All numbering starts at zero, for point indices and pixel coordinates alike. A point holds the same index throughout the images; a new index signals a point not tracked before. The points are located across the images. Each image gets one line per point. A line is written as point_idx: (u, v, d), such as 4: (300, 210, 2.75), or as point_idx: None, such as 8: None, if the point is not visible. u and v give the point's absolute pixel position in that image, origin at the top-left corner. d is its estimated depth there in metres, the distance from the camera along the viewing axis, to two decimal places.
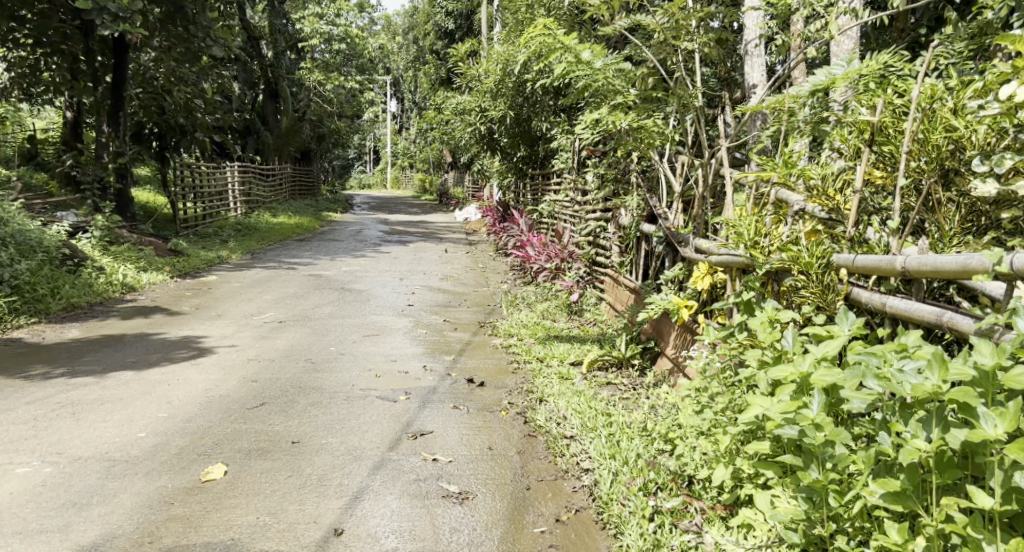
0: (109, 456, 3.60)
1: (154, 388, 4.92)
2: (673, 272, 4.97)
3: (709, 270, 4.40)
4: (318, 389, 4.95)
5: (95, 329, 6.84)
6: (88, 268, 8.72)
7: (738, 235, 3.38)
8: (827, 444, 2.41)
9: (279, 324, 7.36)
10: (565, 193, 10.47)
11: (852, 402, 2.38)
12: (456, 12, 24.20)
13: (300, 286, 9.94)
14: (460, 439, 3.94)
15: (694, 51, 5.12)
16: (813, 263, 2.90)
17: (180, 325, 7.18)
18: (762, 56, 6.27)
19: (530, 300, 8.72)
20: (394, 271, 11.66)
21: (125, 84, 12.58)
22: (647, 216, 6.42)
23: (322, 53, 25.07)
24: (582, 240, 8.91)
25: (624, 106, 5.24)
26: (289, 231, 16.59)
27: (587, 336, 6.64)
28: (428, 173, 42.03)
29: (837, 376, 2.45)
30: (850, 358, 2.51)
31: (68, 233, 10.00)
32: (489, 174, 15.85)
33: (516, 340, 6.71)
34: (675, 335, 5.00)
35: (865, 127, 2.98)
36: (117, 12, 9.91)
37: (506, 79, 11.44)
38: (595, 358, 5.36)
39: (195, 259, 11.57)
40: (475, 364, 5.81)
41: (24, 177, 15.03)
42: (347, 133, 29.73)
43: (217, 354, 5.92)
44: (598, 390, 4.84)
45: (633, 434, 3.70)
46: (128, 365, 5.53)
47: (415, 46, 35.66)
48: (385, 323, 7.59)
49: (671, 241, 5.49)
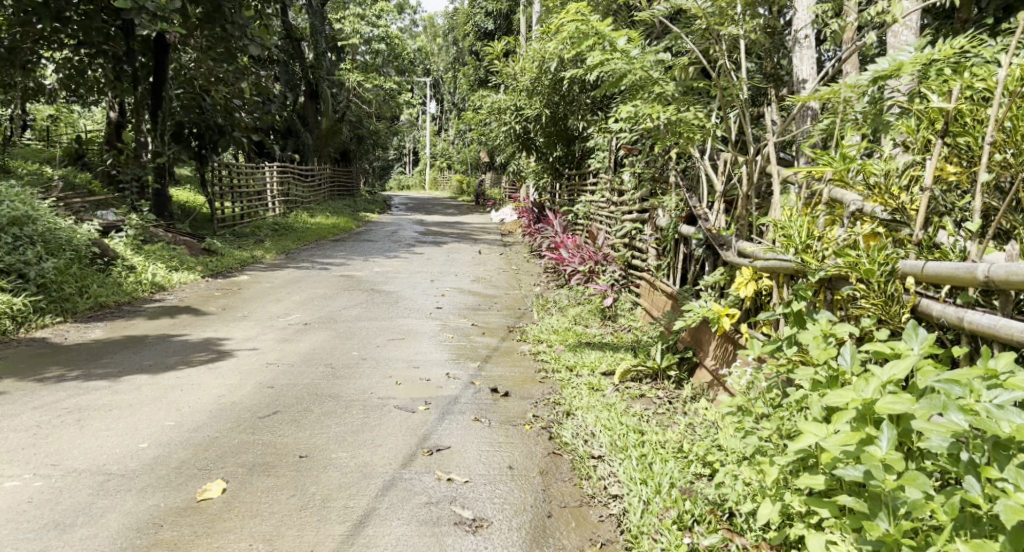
0: (104, 468, 3.40)
1: (166, 393, 4.71)
2: (712, 278, 4.64)
3: (754, 275, 4.06)
4: (334, 397, 4.70)
5: (119, 330, 6.69)
6: (118, 267, 8.61)
7: (788, 237, 3.02)
8: (894, 486, 2.08)
9: (304, 326, 7.14)
10: (600, 193, 10.16)
11: (930, 438, 2.05)
12: (496, 12, 24.03)
13: (330, 287, 9.75)
14: (479, 457, 3.66)
15: (740, 40, 4.79)
16: (874, 270, 2.55)
17: (204, 326, 7.00)
18: (811, 48, 5.93)
19: (562, 303, 8.43)
20: (426, 272, 11.45)
21: (164, 85, 12.54)
22: (686, 218, 6.09)
23: (364, 55, 25.31)
24: (618, 241, 8.59)
25: (662, 99, 4.93)
26: (324, 232, 16.49)
27: (621, 344, 6.31)
28: (466, 174, 42.02)
29: (908, 405, 2.12)
30: (925, 384, 2.17)
31: (101, 231, 9.93)
32: (525, 174, 15.60)
33: (545, 346, 6.41)
34: (716, 345, 4.68)
35: (938, 117, 2.64)
36: (156, 11, 9.81)
37: (543, 77, 11.16)
38: (628, 368, 5.06)
39: (228, 259, 11.46)
40: (501, 372, 5.53)
41: (67, 177, 15.13)
42: (386, 133, 29.76)
43: (236, 358, 5.71)
44: (630, 403, 4.54)
45: (668, 455, 3.41)
46: (144, 368, 5.34)
47: (455, 46, 35.62)
48: (412, 326, 7.35)
49: (711, 244, 5.14)
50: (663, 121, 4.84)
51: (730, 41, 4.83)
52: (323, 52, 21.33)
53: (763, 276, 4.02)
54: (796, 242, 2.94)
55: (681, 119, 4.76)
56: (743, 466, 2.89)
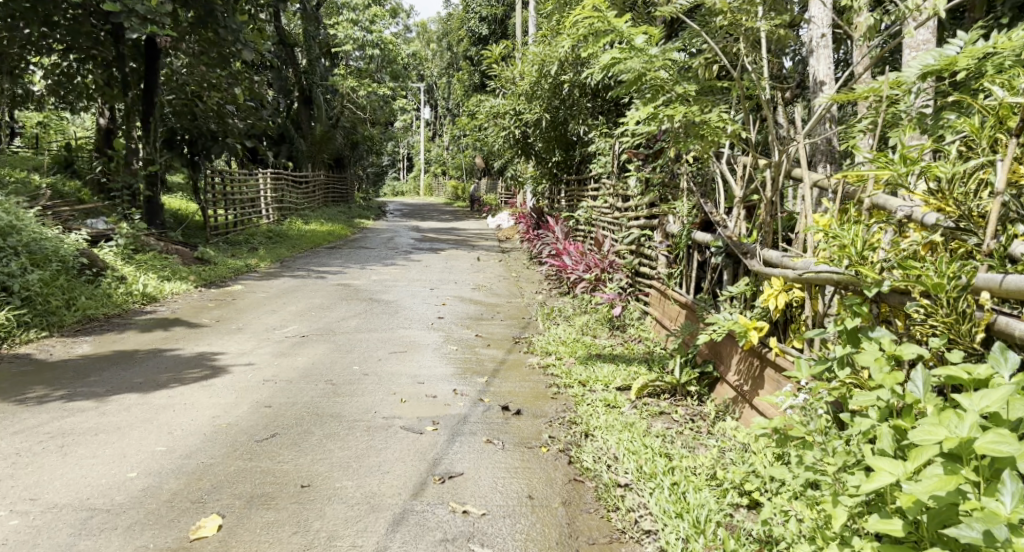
0: (89, 503, 3.12)
1: (157, 414, 4.42)
2: (736, 289, 4.41)
3: (784, 285, 3.81)
4: (336, 417, 4.44)
5: (107, 345, 6.38)
6: (108, 278, 8.31)
7: (840, 246, 2.79)
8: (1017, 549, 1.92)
9: (302, 339, 6.86)
10: (604, 199, 9.93)
11: None
12: (490, 17, 23.85)
13: (327, 297, 9.47)
14: (495, 485, 3.41)
15: (762, 37, 4.55)
16: (944, 285, 2.36)
17: (197, 340, 6.71)
18: (829, 48, 5.57)
19: (567, 312, 8.17)
20: (424, 280, 11.18)
21: (156, 91, 12.28)
22: (700, 224, 5.86)
23: (358, 61, 25.05)
24: (623, 248, 8.35)
25: (680, 100, 4.69)
26: (320, 239, 16.21)
27: (633, 356, 6.07)
28: (461, 180, 41.80)
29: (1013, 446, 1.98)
30: None
31: (90, 241, 9.63)
32: (523, 179, 15.37)
33: (554, 359, 6.13)
34: (740, 360, 4.45)
35: (1007, 114, 2.45)
36: (146, 14, 9.54)
37: (542, 80, 10.96)
38: (646, 384, 4.82)
39: (222, 267, 11.17)
40: (510, 388, 5.25)
41: (57, 185, 14.82)
42: (379, 139, 29.53)
43: (230, 374, 5.41)
44: (651, 423, 4.32)
45: (701, 483, 3.21)
46: (133, 386, 5.04)
47: (449, 52, 35.43)
48: (414, 338, 7.09)
49: (732, 252, 4.90)
50: (683, 123, 4.59)
51: (751, 36, 4.59)
52: (318, 58, 21.08)
53: (794, 287, 3.79)
54: (852, 254, 2.71)
55: (702, 121, 4.50)
56: (792, 501, 2.76)
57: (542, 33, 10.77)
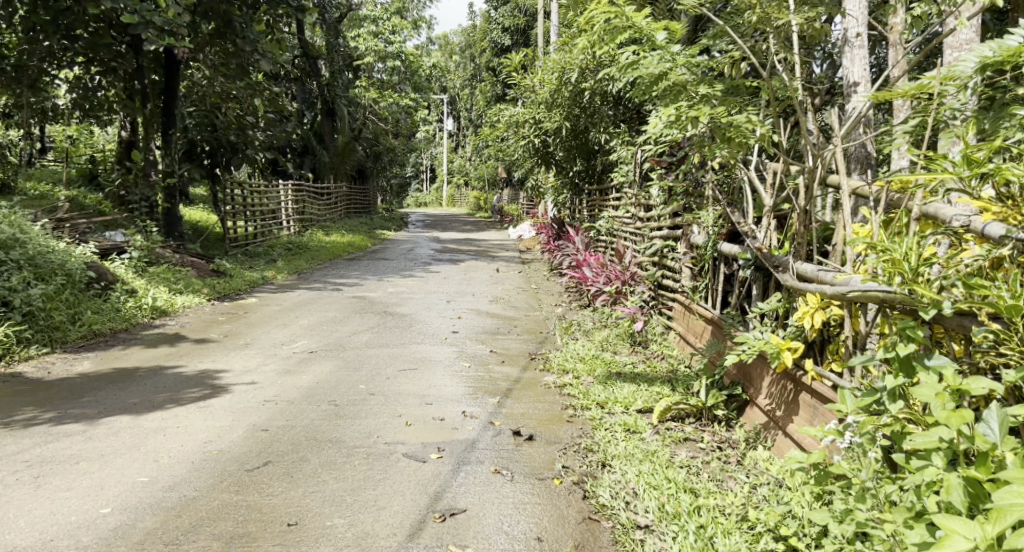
0: (53, 547, 2.97)
1: (148, 439, 4.13)
2: (768, 306, 4.11)
3: (821, 303, 3.57)
4: (337, 442, 4.16)
5: (108, 362, 6.13)
6: (116, 292, 8.09)
7: (891, 261, 2.49)
8: None
9: (310, 355, 6.59)
10: (625, 209, 9.61)
11: None
12: (513, 28, 23.70)
13: (340, 310, 9.21)
14: (500, 524, 3.17)
15: (795, 33, 4.25)
16: (1019, 306, 2.11)
17: (202, 356, 6.45)
18: (864, 48, 5.20)
19: (587, 326, 7.85)
20: (442, 292, 10.90)
21: (175, 103, 12.18)
22: (727, 235, 5.54)
23: (381, 73, 24.93)
24: (645, 260, 8.02)
25: (707, 101, 4.32)
26: (340, 251, 16.00)
27: (655, 375, 5.74)
28: (483, 191, 41.58)
29: None
30: None
31: (102, 254, 9.44)
32: (544, 190, 15.08)
33: (572, 378, 5.80)
34: (772, 382, 4.14)
35: None
36: (163, 26, 9.37)
37: (562, 89, 10.70)
38: (668, 406, 4.50)
39: (237, 280, 10.96)
40: (525, 409, 4.94)
41: (77, 198, 14.76)
42: (401, 151, 29.40)
43: (231, 394, 5.12)
44: (675, 451, 4.03)
45: (730, 526, 2.96)
46: (127, 407, 4.76)
47: (472, 63, 35.28)
48: (426, 353, 6.81)
49: (762, 265, 4.58)
50: (710, 126, 4.22)
51: (781, 31, 4.26)
52: (340, 70, 20.97)
53: (831, 304, 3.56)
54: (905, 270, 2.42)
55: (731, 123, 4.13)
56: None
57: (563, 40, 10.52)
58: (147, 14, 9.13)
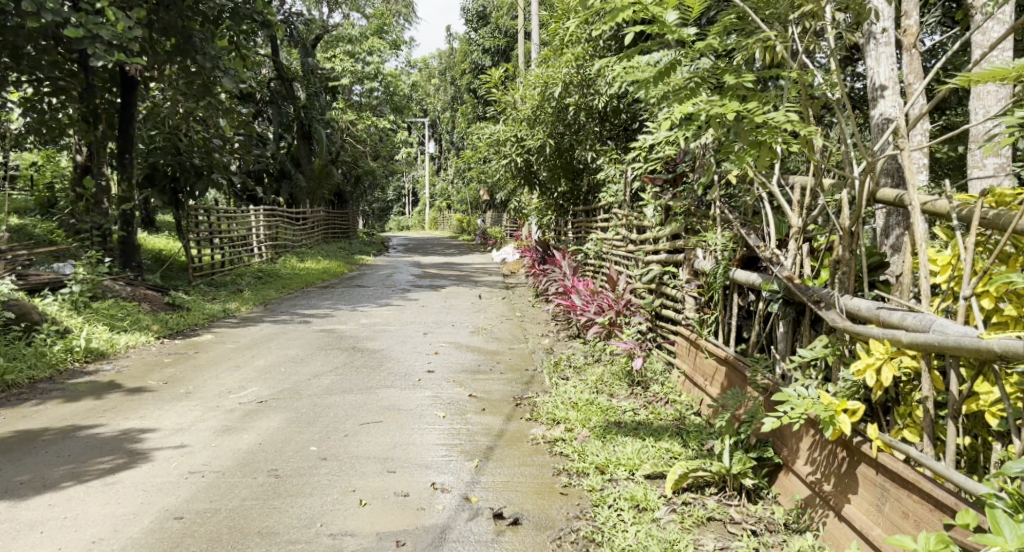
0: None
1: (15, 543, 3.28)
2: (813, 352, 3.25)
3: (893, 352, 2.78)
4: (269, 536, 3.34)
5: (11, 424, 5.13)
6: (42, 334, 7.12)
7: None
8: None
9: (258, 407, 5.63)
10: (615, 231, 8.78)
11: None
12: (494, 49, 23.12)
13: (304, 347, 8.25)
14: None
15: (823, 19, 3.52)
16: None
17: (130, 411, 5.52)
18: (891, 45, 4.38)
19: (577, 361, 6.96)
20: (418, 323, 9.98)
21: (132, 125, 11.16)
22: (740, 260, 4.70)
23: (359, 95, 24.07)
24: (641, 285, 7.17)
25: (731, 96, 3.52)
26: (312, 278, 15.00)
27: (662, 425, 4.88)
28: (465, 214, 40.65)
29: None
30: None
31: (33, 288, 8.45)
32: (527, 211, 14.28)
33: (564, 431, 4.90)
34: (818, 445, 3.29)
35: None
36: (112, 40, 8.38)
37: (545, 104, 9.93)
38: (685, 474, 3.65)
39: (195, 313, 9.98)
40: (508, 477, 4.04)
41: (25, 227, 13.70)
42: (379, 174, 28.43)
43: (148, 464, 4.19)
44: (702, 541, 3.24)
45: None
46: (8, 490, 3.82)
47: (451, 86, 34.48)
48: (394, 400, 5.90)
49: (793, 298, 3.70)
50: (738, 127, 3.38)
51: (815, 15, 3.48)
52: (316, 92, 20.07)
53: (903, 354, 2.76)
54: None
55: (764, 121, 3.30)
56: None
57: (545, 53, 9.78)
58: (93, 26, 8.15)
